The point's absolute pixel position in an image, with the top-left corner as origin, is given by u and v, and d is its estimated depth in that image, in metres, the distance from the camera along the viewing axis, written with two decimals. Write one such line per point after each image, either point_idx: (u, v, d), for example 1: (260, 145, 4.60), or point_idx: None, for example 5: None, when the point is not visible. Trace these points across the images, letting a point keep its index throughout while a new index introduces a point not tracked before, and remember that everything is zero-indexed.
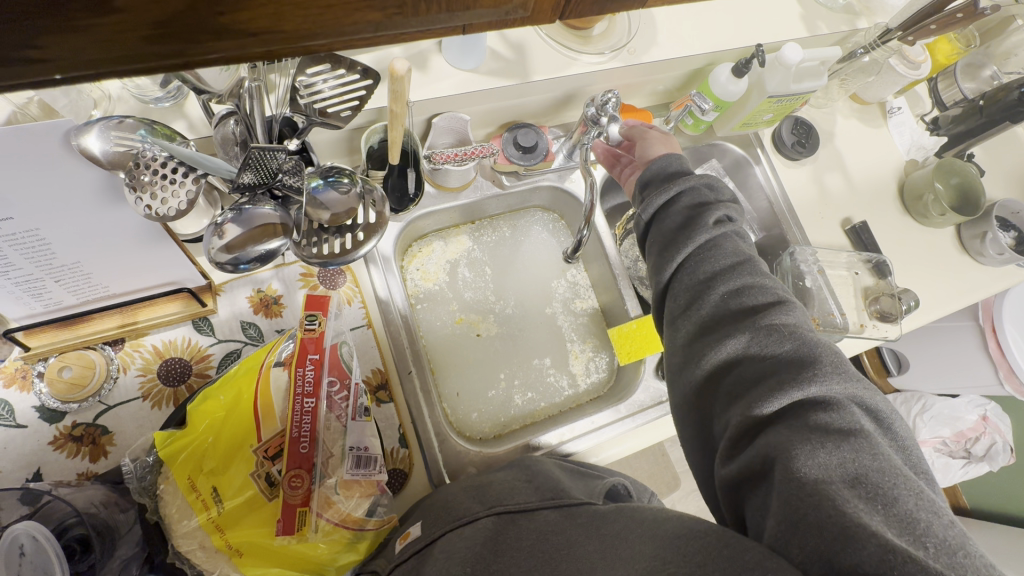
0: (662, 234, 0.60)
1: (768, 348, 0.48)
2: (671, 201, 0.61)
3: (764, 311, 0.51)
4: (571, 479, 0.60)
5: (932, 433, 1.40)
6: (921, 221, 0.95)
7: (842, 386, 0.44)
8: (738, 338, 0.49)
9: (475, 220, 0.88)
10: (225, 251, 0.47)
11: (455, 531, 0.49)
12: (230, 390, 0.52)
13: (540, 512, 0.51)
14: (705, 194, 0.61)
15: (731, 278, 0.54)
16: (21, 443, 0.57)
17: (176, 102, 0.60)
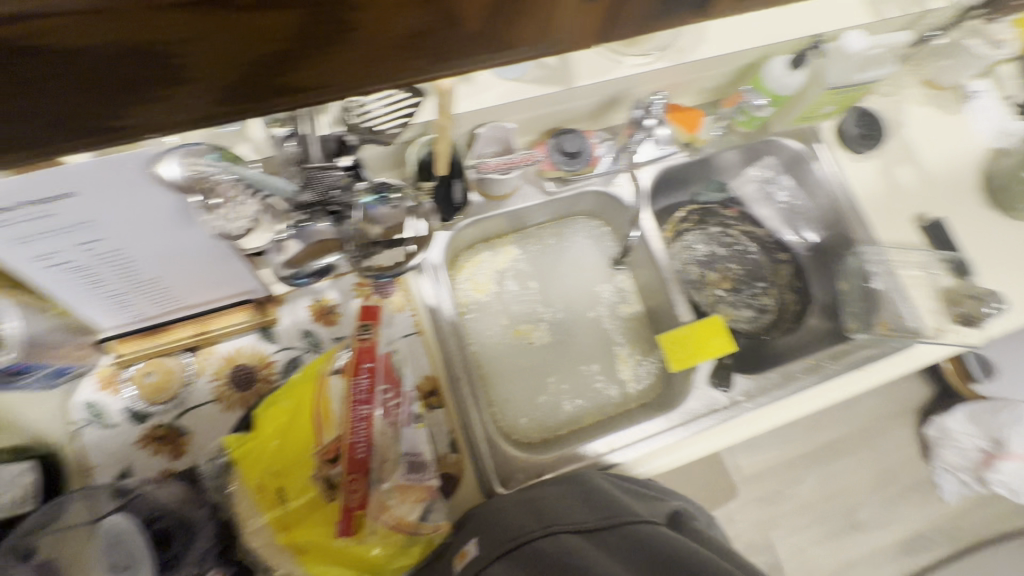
0: None
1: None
2: None
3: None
4: (633, 500, 0.58)
5: (1022, 446, 1.21)
6: (1009, 214, 0.87)
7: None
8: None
9: (522, 228, 0.89)
10: (287, 266, 0.52)
11: (512, 554, 0.49)
12: (293, 396, 0.56)
13: (599, 535, 0.50)
14: None
15: None
16: (113, 442, 0.63)
17: (241, 125, 0.64)
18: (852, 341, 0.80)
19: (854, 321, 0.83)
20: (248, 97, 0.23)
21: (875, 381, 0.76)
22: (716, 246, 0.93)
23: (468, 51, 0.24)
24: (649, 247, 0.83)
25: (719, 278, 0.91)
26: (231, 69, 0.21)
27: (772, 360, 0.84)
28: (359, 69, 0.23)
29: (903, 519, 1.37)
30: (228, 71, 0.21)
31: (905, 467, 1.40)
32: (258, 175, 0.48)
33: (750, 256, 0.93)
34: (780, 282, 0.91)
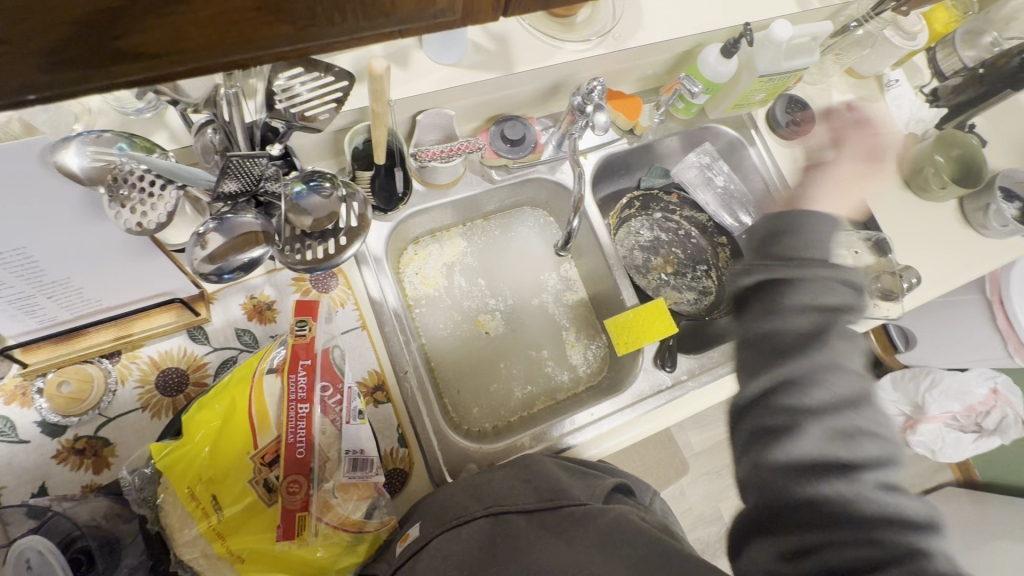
0: (759, 322, 0.55)
1: (840, 422, 0.48)
2: (774, 282, 0.56)
3: (826, 366, 0.51)
4: (569, 477, 0.60)
5: (942, 409, 1.39)
6: (922, 195, 0.93)
7: (898, 473, 0.47)
8: (821, 397, 0.49)
9: (468, 220, 0.88)
10: (209, 262, 0.47)
11: (452, 532, 0.51)
12: (225, 399, 0.52)
13: (537, 515, 0.52)
14: (826, 286, 0.54)
15: (829, 389, 0.50)
16: (26, 458, 0.58)
17: (157, 112, 0.60)
18: None
19: None
20: (86, 61, 0.26)
21: None
22: (659, 231, 0.95)
23: (328, 16, 0.29)
24: (594, 233, 0.83)
25: (663, 262, 0.94)
26: (67, 31, 0.24)
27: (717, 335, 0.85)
28: (203, 34, 0.27)
29: None
30: (57, 37, 0.24)
31: None
32: (174, 164, 0.45)
33: (692, 240, 0.95)
34: (719, 264, 0.94)
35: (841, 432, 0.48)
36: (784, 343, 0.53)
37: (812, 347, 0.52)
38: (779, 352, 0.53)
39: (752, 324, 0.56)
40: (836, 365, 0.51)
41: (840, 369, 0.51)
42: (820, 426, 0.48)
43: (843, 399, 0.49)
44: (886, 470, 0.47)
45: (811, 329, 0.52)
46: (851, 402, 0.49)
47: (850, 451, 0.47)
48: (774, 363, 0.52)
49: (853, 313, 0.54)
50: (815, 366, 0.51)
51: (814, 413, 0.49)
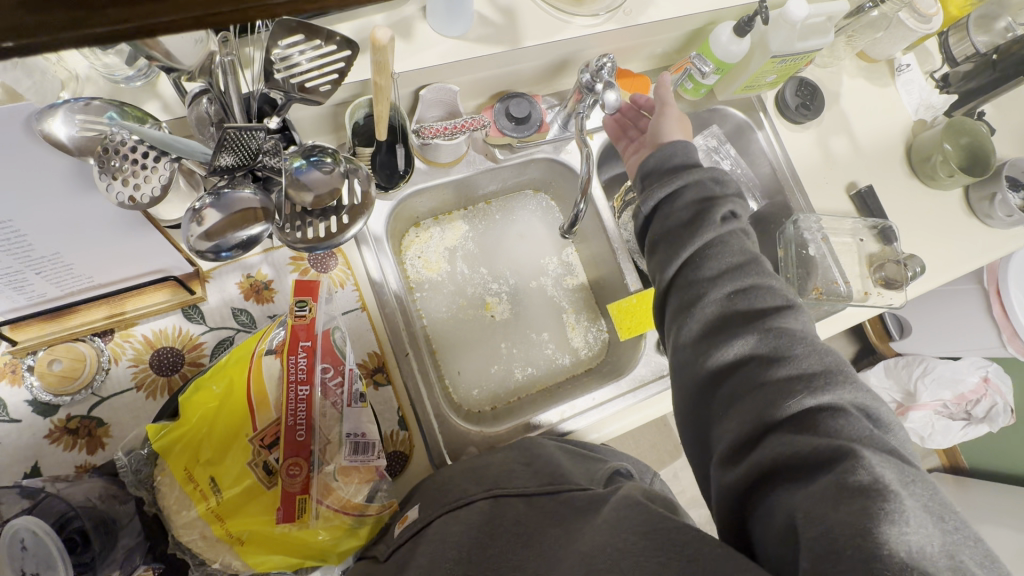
0: (666, 229, 0.59)
1: (733, 286, 0.52)
2: (674, 193, 0.60)
3: (713, 244, 0.55)
4: (572, 462, 0.60)
5: (932, 396, 1.41)
6: (928, 183, 0.92)
7: (799, 321, 0.50)
8: (710, 271, 0.53)
9: (469, 204, 0.87)
10: (205, 238, 0.44)
11: (451, 514, 0.51)
12: (222, 380, 0.51)
13: (537, 499, 0.52)
14: (711, 187, 0.59)
15: (738, 277, 0.52)
16: (17, 437, 0.57)
17: (148, 81, 0.57)
18: None
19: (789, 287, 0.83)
20: None
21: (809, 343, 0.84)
22: None
23: None
24: (599, 217, 0.82)
25: None
26: None
27: None
28: None
29: None
30: None
31: None
32: (167, 135, 0.42)
33: None
34: None
35: (736, 292, 0.52)
36: (675, 238, 0.57)
37: (698, 230, 0.56)
38: (672, 245, 0.57)
39: (654, 233, 0.60)
40: (722, 239, 0.55)
41: (725, 242, 0.55)
42: (717, 293, 0.52)
43: (730, 269, 0.53)
44: (785, 319, 0.49)
45: (692, 215, 0.57)
46: (739, 267, 0.53)
47: (746, 308, 0.51)
48: (671, 256, 0.57)
49: (736, 200, 0.59)
50: (704, 243, 0.55)
51: (709, 285, 0.53)
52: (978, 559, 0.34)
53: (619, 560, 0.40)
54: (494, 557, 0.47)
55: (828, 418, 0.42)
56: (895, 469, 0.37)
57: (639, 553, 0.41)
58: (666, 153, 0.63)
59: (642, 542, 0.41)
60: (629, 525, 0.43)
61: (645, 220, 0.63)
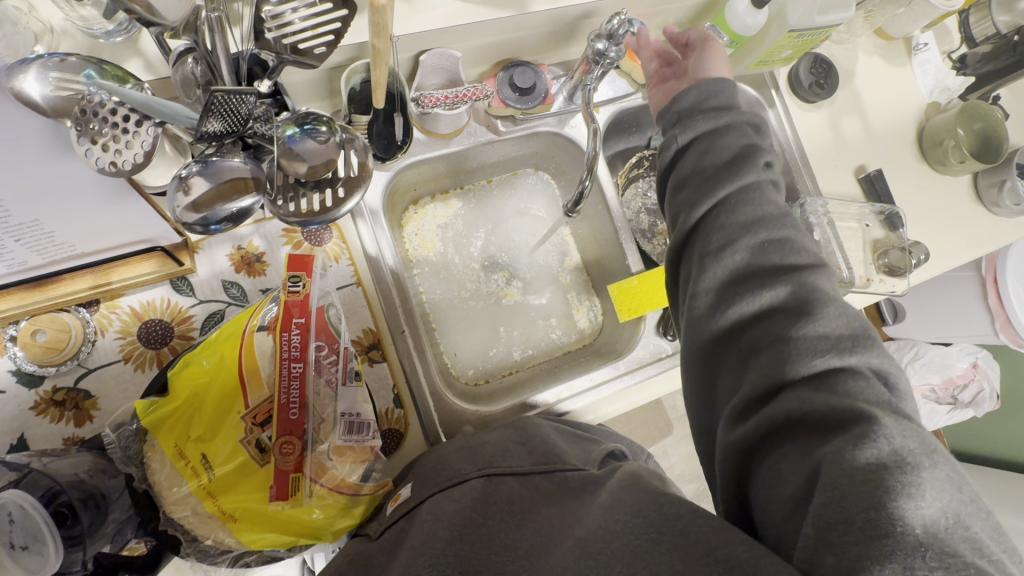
0: (695, 176, 0.57)
1: (763, 236, 0.51)
2: (707, 140, 0.57)
3: (749, 192, 0.53)
4: (567, 442, 0.59)
5: (921, 381, 1.42)
6: (939, 168, 0.90)
7: (826, 281, 0.49)
8: (742, 217, 0.52)
9: (468, 181, 0.84)
10: (192, 210, 0.41)
11: (444, 493, 0.50)
12: (213, 355, 0.50)
13: (531, 478, 0.52)
14: (746, 137, 0.57)
15: (769, 230, 0.51)
16: (2, 408, 0.55)
17: (130, 36, 0.53)
18: None
19: None
20: None
21: None
22: None
23: None
24: (603, 194, 0.79)
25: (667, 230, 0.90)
26: None
27: None
28: None
29: None
30: None
31: None
32: (151, 98, 0.39)
33: None
34: None
35: (766, 242, 0.51)
36: (708, 179, 0.55)
37: (733, 176, 0.54)
38: (702, 194, 0.55)
39: (683, 173, 0.58)
40: (759, 188, 0.53)
41: (758, 193, 0.53)
42: (746, 240, 0.51)
43: (763, 219, 0.52)
44: (812, 276, 0.48)
45: (730, 159, 0.55)
46: (770, 220, 0.52)
47: (773, 261, 0.50)
48: (701, 200, 0.55)
49: (770, 152, 0.57)
50: (736, 188, 0.54)
51: (739, 233, 0.51)
52: (986, 532, 0.34)
53: (610, 542, 0.40)
54: (486, 535, 0.45)
55: (845, 379, 0.42)
56: (916, 437, 0.37)
57: (630, 531, 0.40)
58: (704, 93, 0.60)
59: (634, 521, 0.41)
60: (622, 507, 0.43)
61: (673, 155, 0.60)
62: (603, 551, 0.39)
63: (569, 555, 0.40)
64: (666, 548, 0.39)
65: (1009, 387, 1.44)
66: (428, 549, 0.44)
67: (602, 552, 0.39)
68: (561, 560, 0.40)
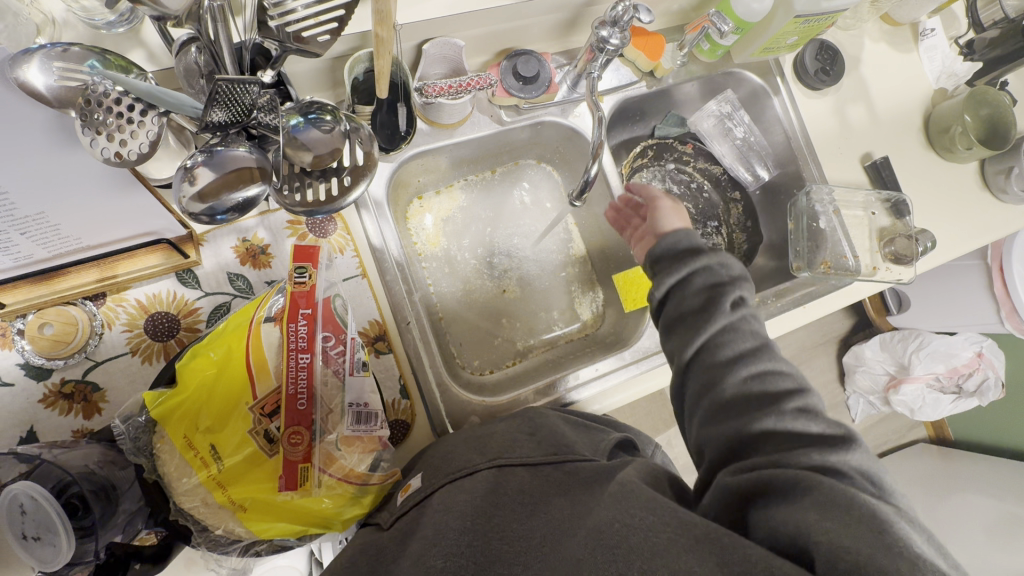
0: (679, 314, 0.57)
1: (747, 370, 0.52)
2: (685, 279, 0.58)
3: (728, 331, 0.54)
4: (575, 432, 0.59)
5: (925, 370, 1.42)
6: (946, 155, 0.89)
7: (812, 403, 0.50)
8: (724, 356, 0.53)
9: (470, 172, 0.84)
10: (198, 200, 0.41)
11: (454, 484, 0.50)
12: (221, 347, 0.50)
13: (541, 467, 0.52)
14: (720, 272, 0.58)
15: (753, 362, 0.53)
16: (11, 402, 0.55)
17: (131, 26, 0.53)
18: (797, 279, 0.82)
19: (799, 260, 0.82)
20: None
21: (814, 316, 0.82)
22: (671, 183, 0.93)
23: None
24: (607, 183, 0.79)
25: None
26: None
27: None
28: None
29: None
30: None
31: (822, 392, 1.57)
32: (155, 88, 0.39)
33: (704, 193, 0.94)
34: (731, 220, 0.94)
35: (751, 377, 0.52)
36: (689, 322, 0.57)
37: (711, 318, 0.55)
38: (686, 331, 0.56)
39: (666, 317, 0.59)
40: (734, 326, 0.55)
41: (737, 327, 0.55)
42: (733, 378, 0.52)
43: (744, 356, 0.53)
44: (800, 403, 0.49)
45: (704, 302, 0.56)
46: (752, 352, 0.53)
47: (762, 393, 0.51)
48: (685, 342, 0.56)
49: (744, 284, 0.58)
50: (715, 332, 0.55)
51: (725, 370, 0.52)
52: None
53: (627, 536, 0.40)
54: (500, 524, 0.47)
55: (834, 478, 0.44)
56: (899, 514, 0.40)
57: (649, 528, 0.40)
58: (672, 240, 0.61)
59: (652, 518, 0.41)
60: (636, 498, 0.42)
61: (656, 307, 0.61)
62: (621, 544, 0.40)
63: (584, 544, 0.41)
64: (683, 547, 0.38)
65: (1014, 376, 1.44)
66: (442, 540, 0.45)
67: (619, 545, 0.40)
68: (577, 550, 0.41)
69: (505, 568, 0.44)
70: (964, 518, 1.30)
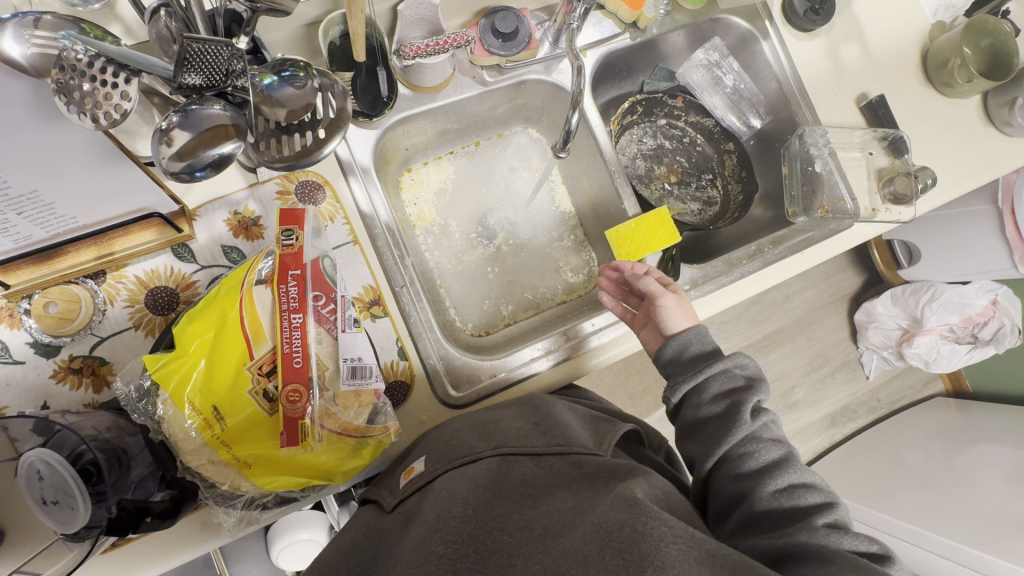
0: (700, 422, 0.58)
1: (775, 483, 0.53)
2: (699, 386, 0.59)
3: (750, 442, 0.56)
4: (582, 425, 0.59)
5: (939, 321, 1.40)
6: (945, 91, 0.87)
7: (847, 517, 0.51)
8: (748, 468, 0.54)
9: (457, 144, 0.84)
10: (177, 160, 0.42)
11: (458, 471, 0.51)
12: (216, 311, 0.51)
13: (546, 459, 0.53)
14: (735, 376, 0.59)
15: (779, 475, 0.53)
16: (24, 378, 0.57)
17: (106, 2, 0.57)
18: (794, 226, 0.81)
19: (795, 205, 0.81)
20: None
21: (812, 263, 0.80)
22: (663, 139, 0.92)
23: None
24: (594, 139, 0.78)
25: (666, 171, 0.92)
26: None
27: (716, 251, 0.86)
28: None
29: (831, 395, 1.55)
30: None
31: (834, 350, 1.56)
32: (126, 49, 0.40)
33: (697, 147, 0.93)
34: (725, 172, 0.92)
35: (778, 491, 0.53)
36: (710, 429, 0.58)
37: (733, 428, 0.56)
38: (708, 440, 0.57)
39: (685, 422, 0.60)
40: (754, 435, 0.56)
41: (757, 437, 0.56)
42: (763, 492, 0.53)
43: (773, 466, 0.54)
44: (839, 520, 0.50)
45: (724, 410, 0.57)
46: (776, 464, 0.54)
47: (792, 509, 0.51)
48: (708, 452, 0.57)
49: (761, 386, 0.59)
50: (735, 442, 0.56)
51: (753, 482, 0.53)
52: None
53: (639, 543, 0.41)
54: (502, 515, 0.47)
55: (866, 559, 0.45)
56: None
57: (661, 538, 0.41)
58: (682, 341, 0.63)
59: (664, 528, 0.42)
60: (646, 508, 0.43)
61: (673, 407, 0.62)
62: (633, 549, 0.41)
63: (589, 539, 0.42)
64: (694, 560, 0.40)
65: None
66: (443, 526, 0.46)
67: (630, 550, 0.41)
68: (576, 543, 0.42)
69: (505, 559, 0.44)
70: (984, 468, 1.28)
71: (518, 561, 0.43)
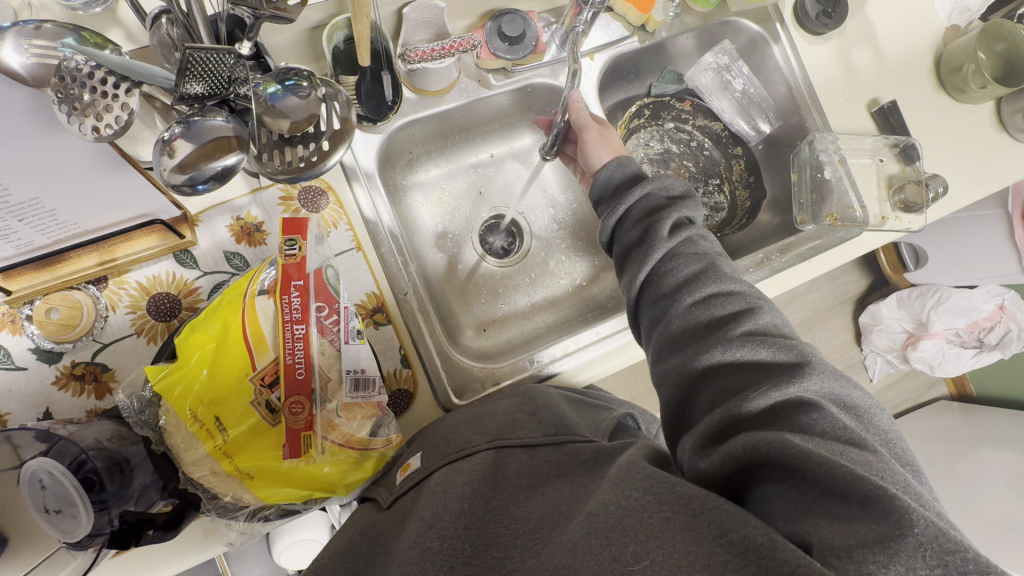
0: (625, 249, 0.61)
1: (691, 297, 0.55)
2: (623, 217, 0.62)
3: (736, 318, 0.52)
4: (578, 414, 0.59)
5: (945, 325, 1.38)
6: (958, 97, 0.86)
7: (802, 381, 0.45)
8: (736, 349, 0.49)
9: (473, 159, 0.85)
10: (179, 171, 0.41)
11: (453, 465, 0.51)
12: (218, 321, 0.51)
13: (541, 449, 0.52)
14: (658, 198, 0.61)
15: (698, 287, 0.55)
16: (26, 384, 0.57)
17: (107, 6, 0.57)
18: (802, 233, 0.80)
19: (803, 213, 0.80)
20: None
21: (820, 270, 0.79)
22: (670, 143, 0.91)
23: None
24: None
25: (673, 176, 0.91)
26: None
27: None
28: None
29: None
30: None
31: None
32: (128, 60, 0.38)
33: (705, 152, 0.92)
34: (732, 177, 0.91)
35: (697, 304, 0.54)
36: (636, 253, 0.60)
37: (651, 248, 0.58)
38: (633, 263, 0.59)
39: (617, 255, 0.63)
40: (674, 251, 0.57)
41: (679, 252, 0.57)
42: (680, 308, 0.55)
43: (768, 361, 0.48)
44: (790, 381, 0.45)
45: (642, 232, 0.60)
46: (697, 276, 0.56)
47: None
48: (632, 279, 0.59)
49: (681, 202, 0.60)
50: (657, 261, 0.58)
51: (673, 298, 0.56)
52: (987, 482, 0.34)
53: (622, 518, 0.39)
54: (497, 509, 0.46)
55: (801, 416, 0.42)
56: (863, 463, 0.38)
57: (644, 509, 0.39)
58: (607, 173, 0.66)
59: (645, 498, 0.39)
60: (632, 480, 0.41)
61: (608, 244, 0.65)
62: (616, 527, 0.38)
63: (579, 531, 0.40)
64: (678, 528, 0.37)
65: None
66: (439, 522, 0.44)
67: (614, 528, 0.38)
68: (572, 536, 0.40)
69: (502, 551, 0.43)
70: (987, 474, 1.29)
71: (516, 554, 0.43)
